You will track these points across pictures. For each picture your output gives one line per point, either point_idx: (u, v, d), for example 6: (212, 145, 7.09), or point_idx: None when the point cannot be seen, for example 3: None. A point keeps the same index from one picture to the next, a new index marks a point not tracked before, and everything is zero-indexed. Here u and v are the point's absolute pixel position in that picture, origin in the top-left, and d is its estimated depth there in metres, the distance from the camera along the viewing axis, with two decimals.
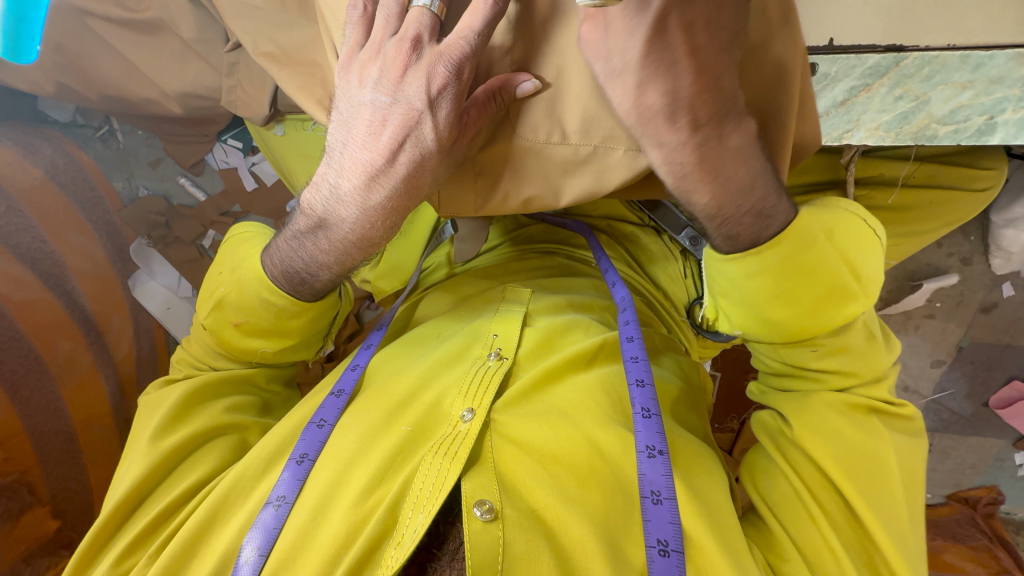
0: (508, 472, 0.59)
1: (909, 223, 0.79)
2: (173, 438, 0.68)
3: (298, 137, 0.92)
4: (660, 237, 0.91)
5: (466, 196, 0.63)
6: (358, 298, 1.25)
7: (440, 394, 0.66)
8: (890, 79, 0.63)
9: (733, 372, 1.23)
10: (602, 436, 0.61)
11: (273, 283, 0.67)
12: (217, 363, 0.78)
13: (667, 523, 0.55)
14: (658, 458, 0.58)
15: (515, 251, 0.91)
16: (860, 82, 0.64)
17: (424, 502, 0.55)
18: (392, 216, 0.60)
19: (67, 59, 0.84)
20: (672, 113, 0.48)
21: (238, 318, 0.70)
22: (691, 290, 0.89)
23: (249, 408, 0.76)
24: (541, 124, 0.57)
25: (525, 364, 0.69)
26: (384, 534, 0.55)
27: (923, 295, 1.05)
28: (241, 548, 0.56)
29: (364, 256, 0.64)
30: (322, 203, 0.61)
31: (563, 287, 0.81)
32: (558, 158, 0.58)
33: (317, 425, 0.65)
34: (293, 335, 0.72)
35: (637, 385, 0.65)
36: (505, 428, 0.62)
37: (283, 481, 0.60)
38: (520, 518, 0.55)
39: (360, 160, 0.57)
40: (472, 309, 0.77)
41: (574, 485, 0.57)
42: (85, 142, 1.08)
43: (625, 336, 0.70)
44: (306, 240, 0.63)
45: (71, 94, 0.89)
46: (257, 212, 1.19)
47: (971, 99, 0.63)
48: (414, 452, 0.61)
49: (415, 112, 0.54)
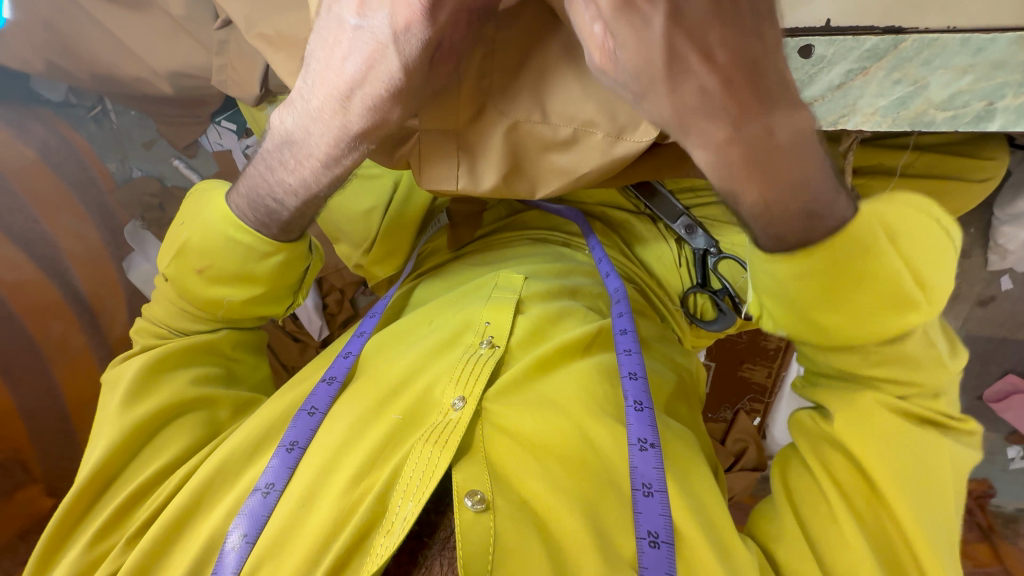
0: (498, 463, 0.59)
1: None
2: (136, 412, 0.66)
3: None
4: (655, 225, 0.88)
5: (449, 170, 0.61)
6: (352, 284, 1.23)
7: (430, 382, 0.65)
8: (887, 62, 0.58)
9: (727, 362, 1.21)
10: (593, 428, 0.61)
11: (238, 219, 0.67)
12: (179, 323, 0.75)
13: (656, 514, 0.55)
14: (650, 451, 0.58)
15: (508, 237, 0.90)
16: (857, 65, 0.58)
17: (414, 491, 0.55)
18: (352, 152, 0.59)
19: (56, 36, 0.84)
20: (711, 110, 0.45)
21: (200, 265, 0.68)
22: (686, 279, 0.87)
23: (218, 378, 0.75)
24: (524, 104, 0.56)
25: (518, 351, 0.69)
26: (373, 523, 0.55)
27: None
28: (228, 535, 0.56)
29: (333, 181, 0.63)
30: (289, 125, 0.60)
31: (558, 274, 0.80)
32: (538, 138, 0.57)
33: (308, 413, 0.65)
34: (262, 284, 0.70)
35: (629, 378, 0.64)
36: (497, 418, 0.61)
37: (272, 468, 0.60)
38: (510, 509, 0.55)
39: (325, 85, 0.56)
40: (463, 296, 0.77)
41: (566, 480, 0.57)
42: (78, 124, 1.04)
43: (619, 328, 0.69)
44: (273, 164, 0.63)
45: (61, 73, 0.88)
46: None
47: (971, 83, 0.57)
48: (405, 439, 0.61)
49: (379, 46, 0.51)
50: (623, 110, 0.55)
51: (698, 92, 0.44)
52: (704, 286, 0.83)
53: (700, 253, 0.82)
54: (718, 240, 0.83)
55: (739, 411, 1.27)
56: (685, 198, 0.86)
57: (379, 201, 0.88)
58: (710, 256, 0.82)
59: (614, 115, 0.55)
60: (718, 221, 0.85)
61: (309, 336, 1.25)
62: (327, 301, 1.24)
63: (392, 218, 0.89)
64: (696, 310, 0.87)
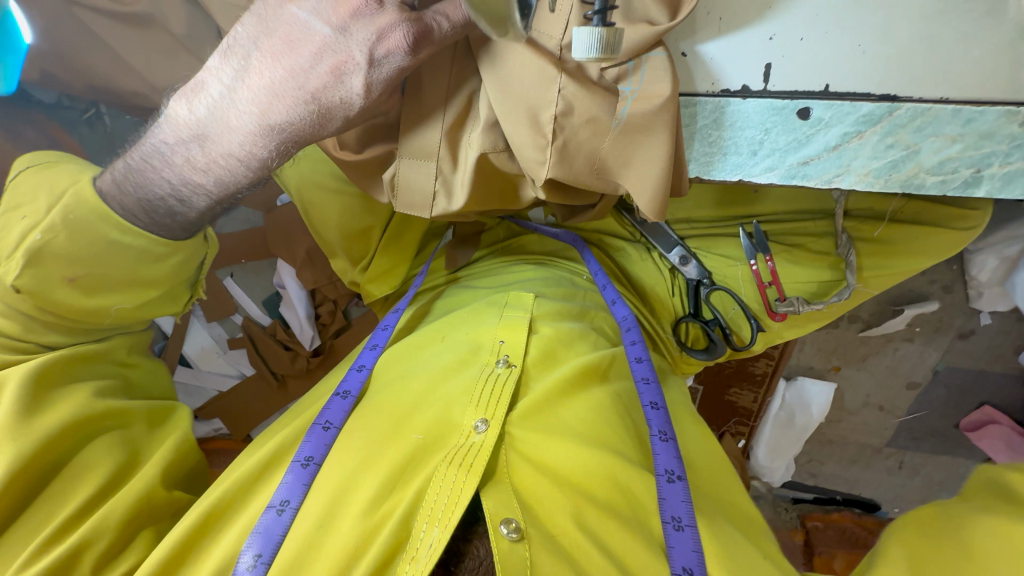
0: (524, 490, 0.62)
1: (898, 259, 0.78)
2: (35, 429, 0.59)
3: None
4: (649, 255, 0.90)
5: (419, 197, 0.59)
6: (347, 296, 1.22)
7: (451, 402, 0.67)
8: (881, 128, 0.46)
9: (714, 385, 1.24)
10: (620, 471, 0.64)
11: (112, 210, 0.60)
12: (46, 335, 0.66)
13: (690, 551, 0.58)
14: (677, 483, 0.63)
15: (504, 259, 0.92)
16: (852, 128, 0.46)
17: (439, 517, 0.57)
18: (283, 148, 0.56)
19: (53, 47, 0.83)
20: (658, 159, 0.48)
21: (73, 273, 0.60)
22: (680, 307, 0.89)
23: (117, 390, 0.70)
24: (485, 139, 0.53)
25: (534, 373, 0.71)
26: (396, 549, 0.56)
27: (903, 321, 1.05)
28: (241, 555, 0.56)
29: (252, 180, 0.60)
30: (200, 109, 0.55)
31: (562, 296, 0.82)
32: (504, 167, 0.56)
33: (323, 427, 0.67)
34: (160, 285, 0.66)
35: (651, 407, 0.72)
36: (519, 442, 0.65)
37: (287, 485, 0.61)
38: (541, 538, 0.57)
39: (266, 77, 0.52)
40: (475, 315, 0.78)
41: (588, 509, 0.60)
42: (71, 127, 0.97)
43: (636, 356, 0.78)
44: (176, 152, 0.57)
45: (56, 82, 0.88)
46: (247, 206, 1.13)
47: (960, 152, 0.47)
48: (426, 460, 0.63)
49: (347, 68, 0.51)
50: (578, 155, 0.51)
51: (645, 141, 0.48)
52: (696, 316, 0.85)
53: (693, 284, 0.84)
54: (710, 270, 0.85)
55: (725, 434, 1.29)
56: (679, 230, 0.87)
57: (378, 221, 0.87)
58: (703, 287, 0.84)
59: (572, 163, 0.51)
60: (716, 253, 0.84)
61: (300, 345, 1.24)
62: (319, 312, 1.23)
63: (389, 239, 0.89)
64: (689, 338, 0.90)
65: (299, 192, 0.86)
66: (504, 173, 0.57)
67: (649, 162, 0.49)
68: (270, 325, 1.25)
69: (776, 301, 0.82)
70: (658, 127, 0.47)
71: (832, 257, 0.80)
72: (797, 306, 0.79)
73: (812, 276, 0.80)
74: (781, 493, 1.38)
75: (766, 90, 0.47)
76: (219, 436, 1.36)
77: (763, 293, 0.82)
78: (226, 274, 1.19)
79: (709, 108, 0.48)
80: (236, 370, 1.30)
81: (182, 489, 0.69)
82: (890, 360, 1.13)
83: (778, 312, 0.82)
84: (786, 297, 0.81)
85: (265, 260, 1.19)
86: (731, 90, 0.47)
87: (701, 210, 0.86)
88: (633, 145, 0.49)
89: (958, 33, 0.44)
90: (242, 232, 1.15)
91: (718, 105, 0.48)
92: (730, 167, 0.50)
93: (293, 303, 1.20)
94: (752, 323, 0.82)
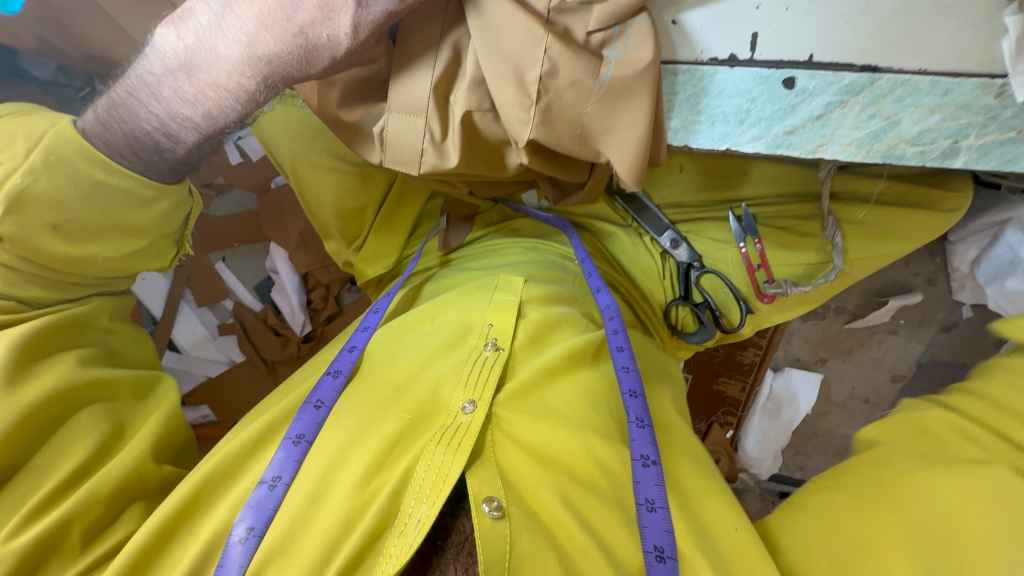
0: (509, 470, 0.62)
1: (885, 240, 0.79)
2: (19, 399, 0.58)
3: (285, 114, 0.85)
4: (641, 239, 0.91)
5: (408, 154, 0.59)
6: (340, 281, 1.22)
7: (439, 383, 0.68)
8: (863, 98, 0.48)
9: (703, 374, 1.26)
10: (599, 448, 0.65)
11: (93, 144, 0.60)
12: (28, 290, 0.63)
13: (661, 531, 0.59)
14: (652, 467, 0.64)
15: (497, 240, 0.92)
16: (836, 97, 0.48)
17: (428, 493, 0.58)
18: (270, 83, 0.58)
19: (50, 12, 0.83)
20: (637, 121, 0.50)
21: (56, 218, 0.60)
22: (669, 291, 0.90)
23: (98, 359, 0.68)
24: (472, 98, 0.55)
25: (521, 356, 0.72)
26: (385, 525, 0.57)
27: (888, 311, 1.07)
28: (234, 527, 0.56)
29: (239, 116, 0.61)
30: (189, 37, 0.57)
31: (551, 280, 0.83)
32: (489, 127, 0.57)
33: (314, 406, 0.66)
34: (147, 234, 0.67)
35: (630, 395, 0.71)
36: (506, 424, 0.65)
37: (278, 460, 0.61)
38: (523, 518, 0.58)
39: (255, 8, 0.54)
40: (465, 296, 0.79)
41: (573, 488, 0.62)
42: (67, 104, 0.93)
43: (615, 345, 0.75)
44: (164, 84, 0.58)
45: (54, 52, 0.89)
46: (242, 186, 1.12)
47: (939, 123, 0.48)
48: (414, 439, 0.63)
49: (335, 3, 0.52)
50: (562, 118, 0.52)
51: (626, 102, 0.50)
52: (686, 299, 0.87)
53: (683, 267, 0.85)
54: (701, 254, 0.86)
55: (713, 424, 1.30)
56: (672, 214, 0.89)
57: (372, 201, 0.87)
58: (693, 270, 0.85)
59: (555, 125, 0.52)
60: (708, 236, 0.86)
61: (291, 330, 1.24)
62: (311, 298, 1.23)
63: (383, 219, 0.90)
64: (678, 322, 0.91)
65: (293, 170, 0.87)
66: (489, 136, 0.58)
67: (630, 134, 0.50)
68: (261, 310, 1.24)
69: (765, 283, 0.82)
70: (638, 88, 0.49)
71: (818, 239, 0.81)
72: (785, 288, 0.81)
73: (799, 260, 0.81)
74: (767, 487, 1.39)
75: (753, 59, 0.48)
76: (206, 422, 1.35)
77: (752, 276, 0.83)
78: (218, 258, 1.20)
79: (700, 76, 0.50)
80: (224, 357, 1.29)
81: (170, 464, 0.68)
82: (875, 351, 1.15)
83: (766, 294, 0.83)
84: (775, 279, 0.82)
85: (257, 243, 1.18)
86: (719, 58, 0.49)
87: (692, 194, 0.87)
88: (613, 107, 0.50)
89: (937, 5, 0.45)
90: (236, 215, 1.15)
91: (705, 73, 0.49)
92: (718, 136, 0.52)
93: (285, 290, 1.20)
94: (741, 305, 0.83)
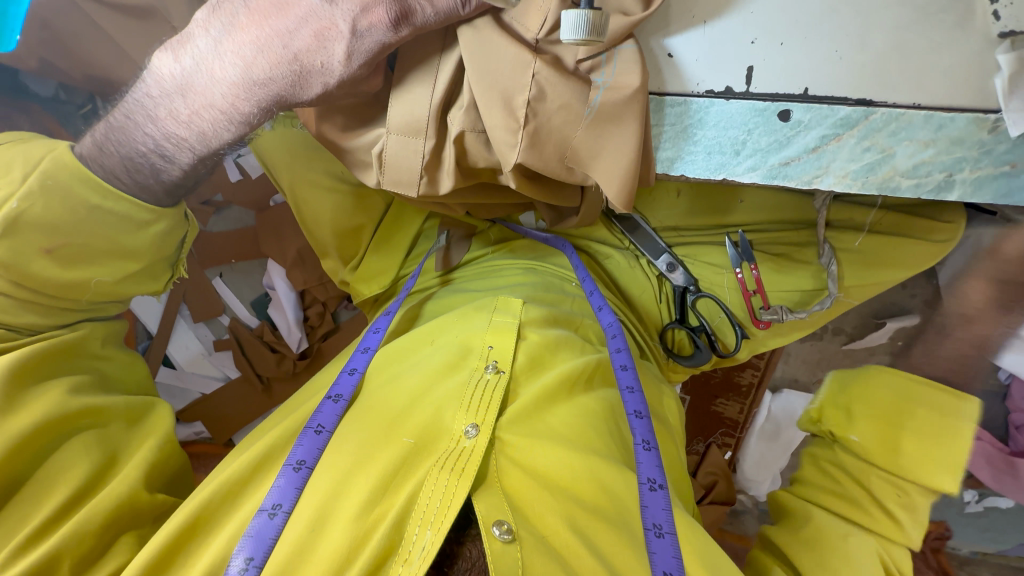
0: (515, 494, 0.62)
1: (878, 268, 0.79)
2: (7, 430, 0.57)
3: (284, 134, 0.83)
4: (637, 262, 0.91)
5: (408, 174, 0.58)
6: (337, 299, 1.22)
7: (440, 406, 0.67)
8: (858, 131, 0.48)
9: (701, 397, 1.25)
10: (607, 474, 0.64)
11: (88, 167, 0.60)
12: (20, 317, 0.62)
13: (671, 557, 0.59)
14: (659, 491, 0.63)
15: (496, 262, 0.91)
16: (830, 131, 0.48)
17: (432, 519, 0.57)
18: (266, 107, 0.59)
19: (53, 35, 0.81)
20: (628, 147, 0.50)
21: (52, 243, 0.59)
22: (666, 313, 0.90)
23: (90, 385, 0.67)
24: (463, 118, 0.54)
25: (522, 379, 0.71)
26: (389, 551, 0.56)
27: (886, 333, 1.06)
28: (233, 558, 0.55)
29: (234, 138, 0.62)
30: (186, 62, 0.57)
31: (550, 301, 0.83)
32: (479, 148, 0.56)
33: (315, 431, 0.66)
34: (144, 258, 0.66)
35: (636, 417, 0.71)
36: (509, 448, 0.64)
37: (278, 488, 0.60)
38: (534, 540, 0.58)
39: (253, 34, 0.55)
40: (465, 318, 0.79)
41: (579, 512, 0.61)
42: (68, 120, 0.93)
43: (620, 365, 0.76)
44: (161, 108, 0.59)
45: (54, 71, 0.86)
46: (240, 204, 1.12)
47: (933, 155, 0.48)
48: (417, 464, 0.63)
49: (332, 32, 0.53)
50: (549, 142, 0.52)
51: (617, 127, 0.50)
52: (682, 323, 0.87)
53: (680, 290, 0.86)
54: (698, 278, 0.86)
55: (710, 444, 1.29)
56: (667, 237, 0.89)
57: (370, 219, 0.88)
58: (689, 294, 0.85)
59: (542, 150, 0.52)
60: (702, 261, 0.86)
61: (287, 347, 1.24)
62: (307, 315, 1.23)
63: (380, 240, 0.90)
64: (674, 344, 0.91)
65: (291, 190, 0.86)
66: (480, 158, 0.57)
67: (617, 159, 0.50)
68: (258, 327, 1.24)
69: (761, 309, 0.83)
70: (628, 115, 0.49)
71: (814, 266, 0.81)
72: (781, 314, 0.81)
73: (795, 286, 0.82)
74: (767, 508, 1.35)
75: (748, 92, 0.48)
76: (200, 439, 1.34)
77: (748, 301, 0.83)
78: (215, 274, 1.19)
79: (696, 108, 0.50)
80: (221, 373, 1.28)
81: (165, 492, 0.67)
82: None
83: (762, 319, 0.83)
84: (770, 306, 0.82)
85: (254, 260, 1.18)
86: (714, 91, 0.49)
87: (689, 219, 0.88)
88: (604, 133, 0.50)
89: (930, 44, 0.45)
90: (233, 233, 1.15)
91: (700, 105, 0.50)
92: (714, 166, 0.53)
93: (282, 306, 1.20)
94: (737, 331, 0.84)
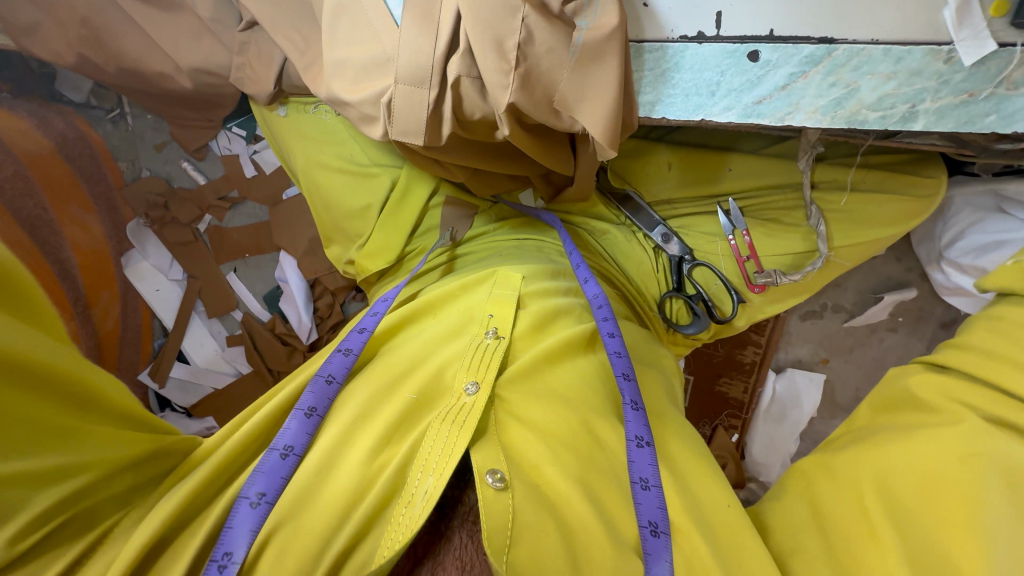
0: (512, 445, 0.64)
1: (864, 227, 0.82)
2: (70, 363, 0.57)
3: (299, 120, 0.94)
4: (634, 236, 0.94)
5: (414, 124, 0.63)
6: (344, 289, 1.26)
7: (443, 364, 0.69)
8: (823, 67, 0.52)
9: (705, 376, 1.27)
10: (596, 421, 0.67)
11: None
12: None
13: (655, 507, 0.59)
14: (645, 448, 0.63)
15: (495, 241, 0.93)
16: (797, 68, 0.53)
17: (434, 466, 0.59)
18: None
19: (91, 31, 0.88)
20: (608, 83, 0.55)
21: None
22: (662, 285, 0.93)
23: None
24: (459, 66, 0.59)
25: (522, 344, 0.74)
26: (393, 493, 0.58)
27: (885, 307, 1.08)
28: (245, 490, 0.56)
29: None
30: None
31: (550, 274, 0.85)
32: (473, 96, 0.61)
33: (326, 380, 0.66)
34: None
35: (623, 378, 0.70)
36: (508, 404, 0.66)
37: (290, 430, 0.61)
38: (525, 488, 0.60)
39: None
40: (465, 290, 0.80)
41: (575, 465, 0.62)
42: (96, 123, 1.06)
43: (607, 332, 0.75)
44: None
45: (89, 67, 0.92)
46: (253, 199, 1.18)
47: (895, 88, 0.52)
48: (419, 418, 0.65)
49: None
50: (539, 85, 0.56)
51: (598, 63, 0.55)
52: (678, 291, 0.89)
53: (676, 260, 0.88)
54: (692, 248, 0.89)
55: (717, 427, 1.28)
56: (661, 210, 0.93)
57: (376, 199, 0.91)
58: (685, 263, 0.88)
59: (532, 91, 0.56)
60: (695, 230, 0.89)
61: (297, 339, 1.27)
62: (317, 306, 1.26)
63: (388, 212, 0.92)
64: (673, 314, 0.92)
65: (306, 169, 0.94)
66: (474, 106, 0.62)
67: (602, 95, 0.55)
68: (270, 320, 1.27)
69: (755, 273, 0.85)
70: (608, 52, 0.54)
71: (804, 228, 0.84)
72: (775, 277, 0.84)
73: (786, 249, 0.84)
74: None
75: (719, 35, 0.54)
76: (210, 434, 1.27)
77: (742, 266, 0.86)
78: (229, 268, 1.23)
79: (672, 52, 0.55)
80: (232, 368, 1.28)
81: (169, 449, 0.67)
82: (875, 351, 1.14)
83: (757, 284, 0.85)
84: (764, 270, 0.85)
85: (266, 254, 1.22)
86: (688, 36, 0.54)
87: (681, 191, 0.91)
88: (588, 70, 0.55)
89: None
90: (249, 226, 1.20)
91: (676, 50, 0.55)
92: (693, 107, 0.56)
93: (293, 299, 1.24)
94: (733, 295, 0.86)
